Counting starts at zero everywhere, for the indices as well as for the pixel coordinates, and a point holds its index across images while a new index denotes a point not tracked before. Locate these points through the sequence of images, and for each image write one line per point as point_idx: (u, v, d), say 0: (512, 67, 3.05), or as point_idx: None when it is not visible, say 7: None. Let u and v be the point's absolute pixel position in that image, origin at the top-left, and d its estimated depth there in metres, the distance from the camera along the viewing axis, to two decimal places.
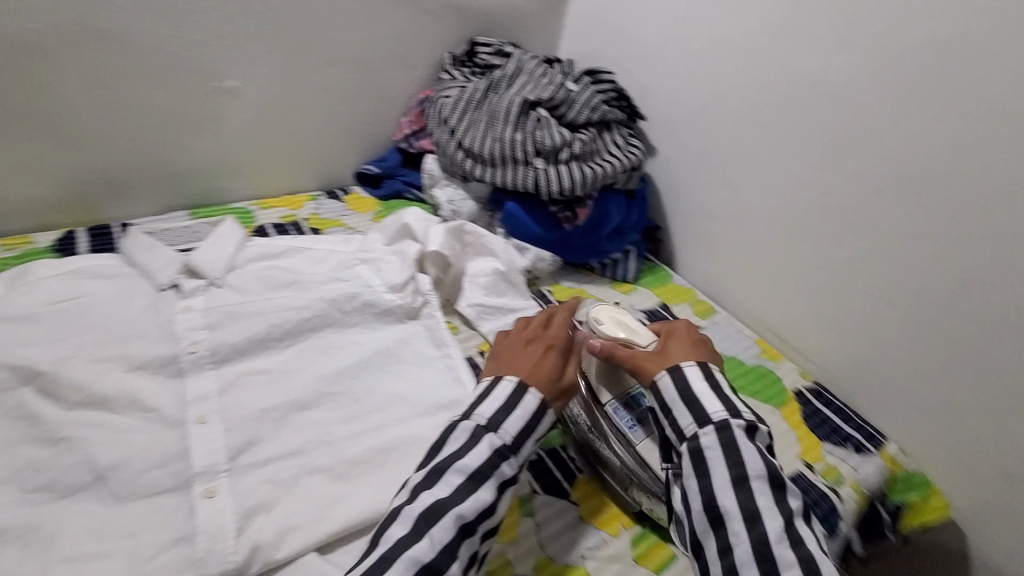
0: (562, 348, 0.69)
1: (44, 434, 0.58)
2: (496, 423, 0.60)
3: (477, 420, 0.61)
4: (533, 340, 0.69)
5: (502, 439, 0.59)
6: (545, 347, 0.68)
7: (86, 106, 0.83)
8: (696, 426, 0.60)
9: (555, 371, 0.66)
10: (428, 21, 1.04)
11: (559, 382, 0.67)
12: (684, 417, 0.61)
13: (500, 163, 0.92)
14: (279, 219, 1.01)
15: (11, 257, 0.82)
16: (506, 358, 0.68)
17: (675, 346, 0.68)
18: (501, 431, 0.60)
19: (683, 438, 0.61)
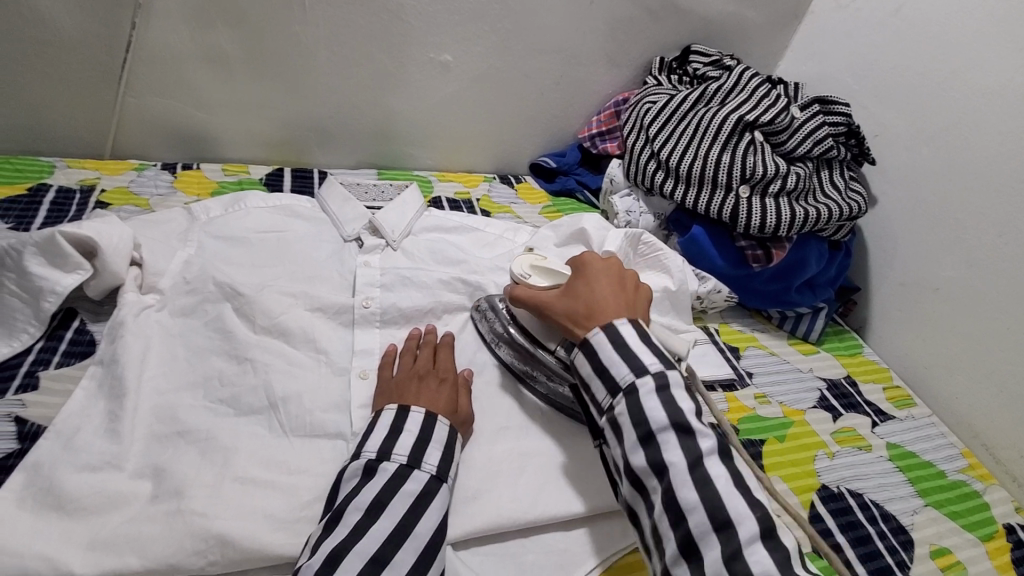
0: (457, 381, 0.62)
1: (234, 351, 0.62)
2: (385, 448, 0.52)
3: (367, 452, 0.52)
4: (404, 376, 0.60)
5: (425, 472, 0.52)
6: (427, 384, 0.60)
7: (321, 58, 0.89)
8: (632, 378, 0.52)
9: (455, 404, 0.59)
10: (646, 21, 0.99)
11: (460, 414, 0.59)
12: (618, 369, 0.53)
13: (696, 184, 0.85)
14: (454, 194, 1.01)
15: (231, 183, 0.91)
16: (393, 395, 0.58)
17: (601, 286, 0.60)
18: (394, 455, 0.52)
19: (614, 395, 0.53)
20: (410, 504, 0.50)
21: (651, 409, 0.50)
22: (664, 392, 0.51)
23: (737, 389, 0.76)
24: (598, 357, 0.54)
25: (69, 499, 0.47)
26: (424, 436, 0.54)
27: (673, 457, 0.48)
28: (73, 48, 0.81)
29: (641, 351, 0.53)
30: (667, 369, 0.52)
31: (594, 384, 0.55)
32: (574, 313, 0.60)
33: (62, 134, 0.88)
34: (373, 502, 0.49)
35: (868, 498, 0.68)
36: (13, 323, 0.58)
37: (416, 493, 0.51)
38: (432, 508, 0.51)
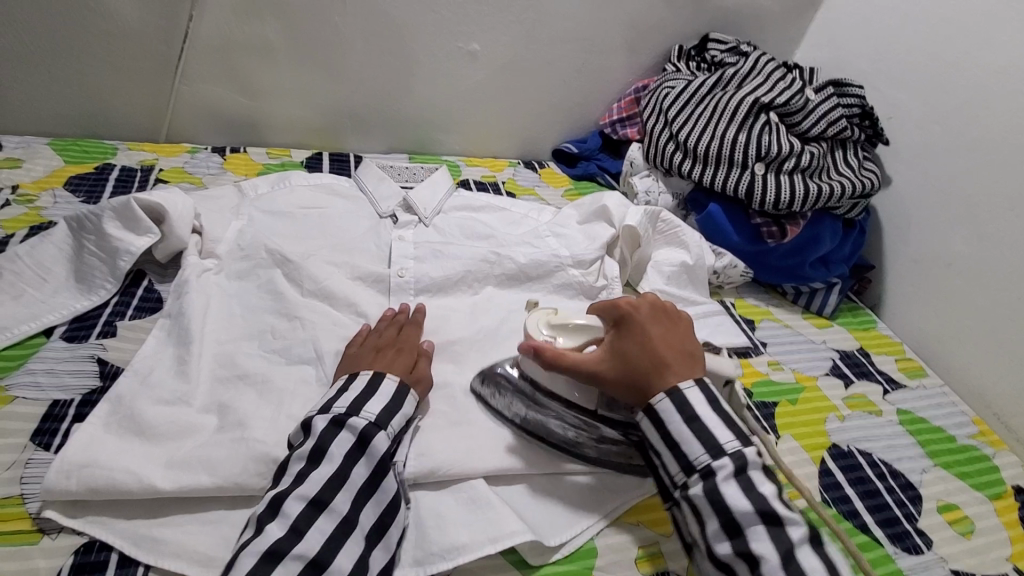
0: (412, 347, 0.63)
1: (285, 309, 0.68)
2: (328, 404, 0.53)
3: (311, 410, 0.53)
4: (363, 347, 0.61)
5: (365, 419, 0.52)
6: (382, 352, 0.60)
7: (358, 48, 0.96)
8: (709, 461, 0.51)
9: (406, 365, 0.60)
10: (666, 10, 1.03)
11: (414, 373, 0.60)
12: (692, 449, 0.52)
13: (713, 163, 0.89)
14: (480, 178, 1.07)
15: (274, 165, 0.98)
16: (352, 365, 0.60)
17: (654, 343, 0.57)
18: (334, 408, 0.53)
19: (691, 473, 0.52)
20: (348, 449, 0.50)
21: (731, 495, 0.50)
22: (741, 476, 0.51)
23: (751, 355, 0.81)
24: (668, 431, 0.53)
25: (149, 427, 0.53)
26: (369, 391, 0.55)
27: (763, 548, 0.48)
28: (135, 39, 0.88)
29: (717, 429, 0.53)
30: (744, 449, 0.52)
31: (662, 455, 0.54)
32: (631, 382, 0.56)
33: (122, 120, 0.95)
34: (315, 445, 0.50)
35: (877, 457, 0.71)
36: (92, 281, 0.65)
37: (353, 439, 0.51)
38: (369, 454, 0.51)
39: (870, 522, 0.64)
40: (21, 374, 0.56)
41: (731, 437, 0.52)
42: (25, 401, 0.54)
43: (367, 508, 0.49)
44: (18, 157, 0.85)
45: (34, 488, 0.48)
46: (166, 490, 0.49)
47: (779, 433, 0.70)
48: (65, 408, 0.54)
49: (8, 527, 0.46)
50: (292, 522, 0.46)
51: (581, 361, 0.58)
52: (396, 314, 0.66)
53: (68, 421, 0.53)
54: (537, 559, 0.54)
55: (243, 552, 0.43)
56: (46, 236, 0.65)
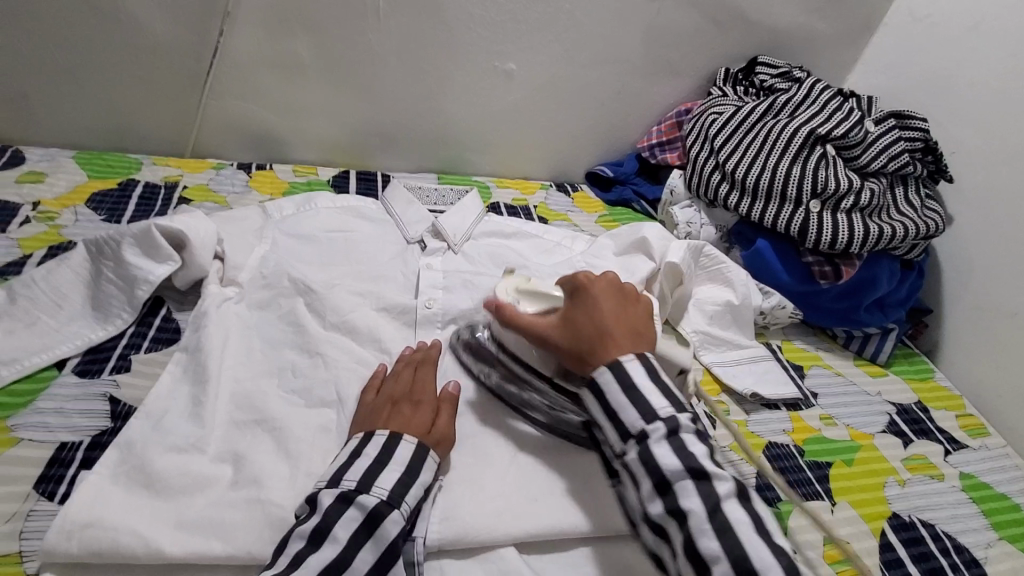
0: (433, 399, 0.58)
1: (306, 345, 0.64)
2: (337, 474, 0.49)
3: (320, 482, 0.49)
4: (378, 400, 0.56)
5: (377, 497, 0.47)
6: (400, 406, 0.56)
7: (390, 66, 0.92)
8: (643, 426, 0.49)
9: (425, 421, 0.55)
10: (712, 32, 0.98)
11: (434, 431, 0.55)
12: (628, 416, 0.50)
13: (763, 197, 0.84)
14: (512, 201, 1.02)
15: (300, 183, 0.95)
16: (367, 421, 0.55)
17: (605, 317, 0.55)
18: (343, 481, 0.48)
19: (627, 440, 0.50)
20: (354, 530, 0.46)
21: (662, 456, 0.48)
22: (675, 439, 0.48)
23: (801, 408, 0.74)
24: (607, 401, 0.51)
25: (158, 479, 0.49)
26: (383, 459, 0.50)
27: (692, 504, 0.46)
28: (165, 53, 0.86)
29: (650, 395, 0.50)
30: (677, 413, 0.50)
31: (604, 428, 0.52)
32: (577, 349, 0.54)
33: (148, 134, 0.93)
34: (317, 527, 0.45)
35: (941, 529, 0.65)
36: (109, 309, 0.62)
37: (361, 519, 0.46)
38: (377, 537, 0.46)
39: None
40: (30, 412, 0.53)
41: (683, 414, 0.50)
42: (31, 444, 0.50)
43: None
44: (42, 170, 0.83)
45: (34, 545, 0.45)
46: (173, 554, 0.45)
47: (834, 499, 0.64)
48: (72, 453, 0.51)
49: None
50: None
51: (532, 322, 0.58)
52: (415, 354, 0.62)
53: (75, 467, 0.50)
54: None
55: None
56: (64, 260, 0.63)
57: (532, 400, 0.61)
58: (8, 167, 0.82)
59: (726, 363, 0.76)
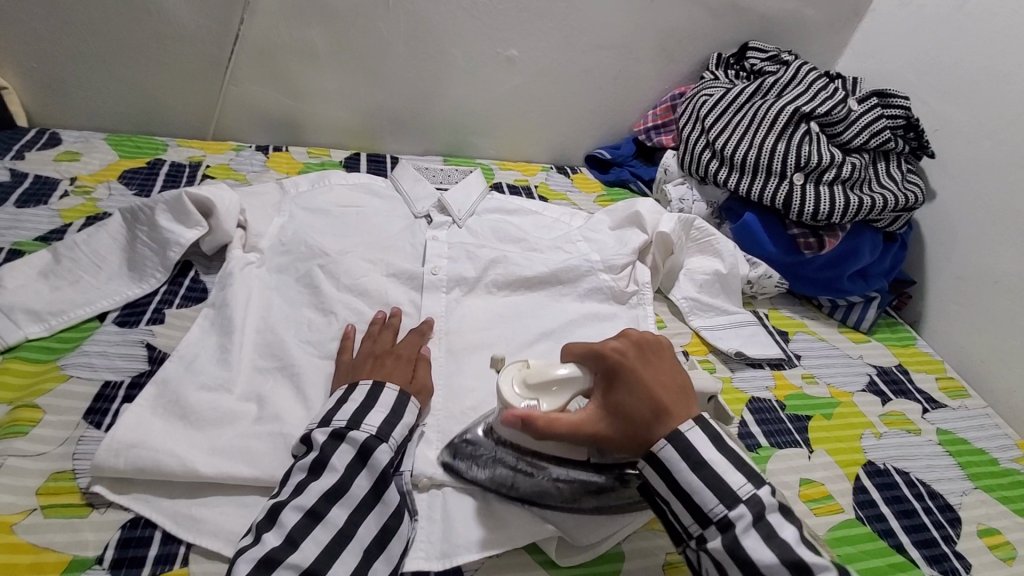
0: (409, 356, 0.62)
1: (322, 303, 0.70)
2: (327, 416, 0.53)
3: (312, 424, 0.53)
4: (360, 356, 0.61)
5: (366, 432, 0.52)
6: (381, 362, 0.60)
7: (399, 52, 0.98)
8: (725, 511, 0.47)
9: (405, 375, 0.60)
10: (705, 19, 1.03)
11: (415, 382, 0.60)
12: (707, 500, 0.47)
13: (749, 172, 0.88)
14: (514, 181, 1.08)
15: (315, 164, 1.01)
16: (350, 374, 0.59)
17: (647, 387, 0.51)
18: (334, 421, 0.53)
19: (710, 526, 0.47)
20: (349, 461, 0.51)
21: (755, 548, 0.45)
22: (762, 524, 0.46)
23: (784, 367, 0.79)
24: (677, 481, 0.48)
25: (192, 411, 0.55)
26: (368, 403, 0.54)
27: None
28: (188, 42, 0.92)
29: (730, 474, 0.47)
30: (756, 490, 0.47)
31: (673, 506, 0.49)
32: (638, 435, 0.50)
33: (172, 118, 0.99)
34: (315, 459, 0.50)
35: (915, 476, 0.69)
36: (144, 269, 0.68)
37: (354, 451, 0.51)
38: (372, 465, 0.51)
39: (905, 542, 0.62)
40: (76, 355, 0.59)
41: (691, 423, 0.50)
42: (80, 381, 0.56)
43: (369, 518, 0.50)
44: (76, 151, 0.90)
45: (85, 463, 0.50)
46: (206, 473, 0.50)
47: (811, 447, 0.69)
48: (115, 390, 0.57)
49: (60, 500, 0.48)
50: (289, 532, 0.46)
51: (574, 425, 0.50)
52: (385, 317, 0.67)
53: (118, 402, 0.56)
54: (566, 561, 0.54)
55: (238, 559, 0.44)
56: (103, 226, 0.69)
57: (580, 491, 0.54)
58: (46, 147, 0.89)
59: (714, 327, 0.81)
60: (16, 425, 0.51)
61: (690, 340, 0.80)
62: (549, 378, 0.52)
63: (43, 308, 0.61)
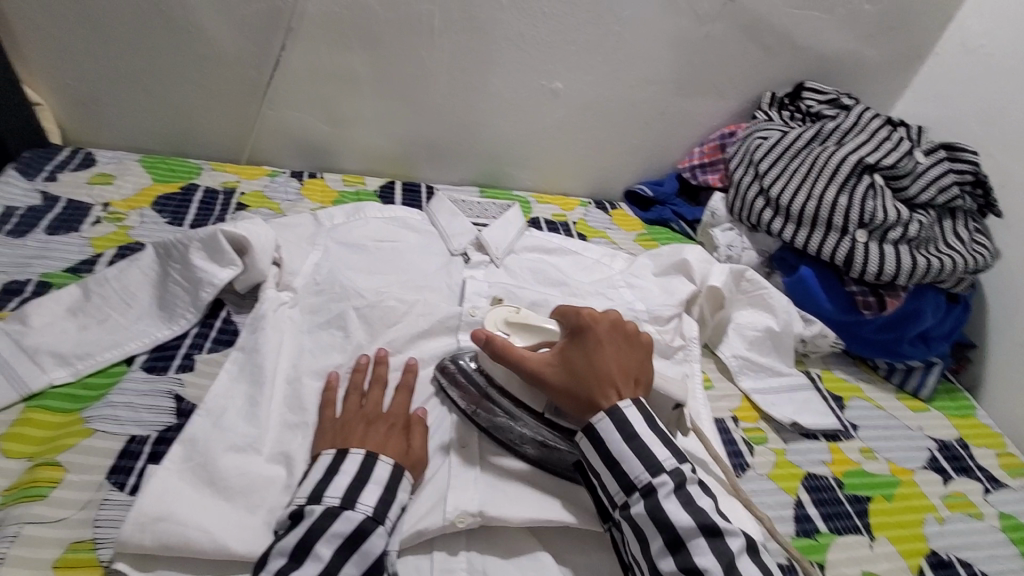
0: (401, 420, 0.58)
1: (355, 352, 0.67)
2: (317, 491, 0.49)
3: (299, 498, 0.50)
4: (348, 418, 0.57)
5: (361, 513, 0.48)
6: (374, 428, 0.56)
7: (441, 81, 0.95)
8: (649, 478, 0.51)
9: (399, 443, 0.56)
10: (759, 56, 0.99)
11: (411, 453, 0.56)
12: (632, 468, 0.51)
13: (807, 224, 0.85)
14: (552, 216, 1.04)
15: (349, 193, 0.98)
16: (338, 437, 0.55)
17: (605, 362, 0.55)
18: (325, 497, 0.49)
19: (632, 491, 0.51)
20: (337, 547, 0.47)
21: (673, 511, 0.49)
22: (682, 492, 0.50)
23: (840, 439, 0.75)
24: (608, 448, 0.52)
25: (220, 477, 0.51)
26: (361, 477, 0.51)
27: (706, 563, 0.47)
28: (229, 66, 0.90)
29: (655, 447, 0.52)
30: (681, 465, 0.52)
31: (602, 475, 0.53)
32: (578, 393, 0.54)
33: (207, 140, 0.97)
34: (297, 544, 0.46)
35: (981, 570, 0.64)
36: (174, 309, 0.65)
37: (344, 535, 0.47)
38: (360, 552, 0.47)
39: None
40: (102, 405, 0.56)
41: (667, 453, 0.52)
42: (105, 435, 0.54)
43: None
44: (110, 173, 0.88)
45: (108, 532, 0.47)
46: (234, 550, 0.47)
47: (871, 534, 0.64)
48: (141, 446, 0.54)
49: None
50: None
51: (529, 359, 0.56)
52: (375, 367, 0.63)
53: (143, 460, 0.53)
54: None
55: None
56: (134, 262, 0.66)
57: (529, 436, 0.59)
58: (80, 169, 0.87)
59: (764, 391, 0.77)
60: (35, 487, 0.49)
61: (740, 404, 0.76)
62: (530, 324, 0.62)
63: (70, 351, 0.58)
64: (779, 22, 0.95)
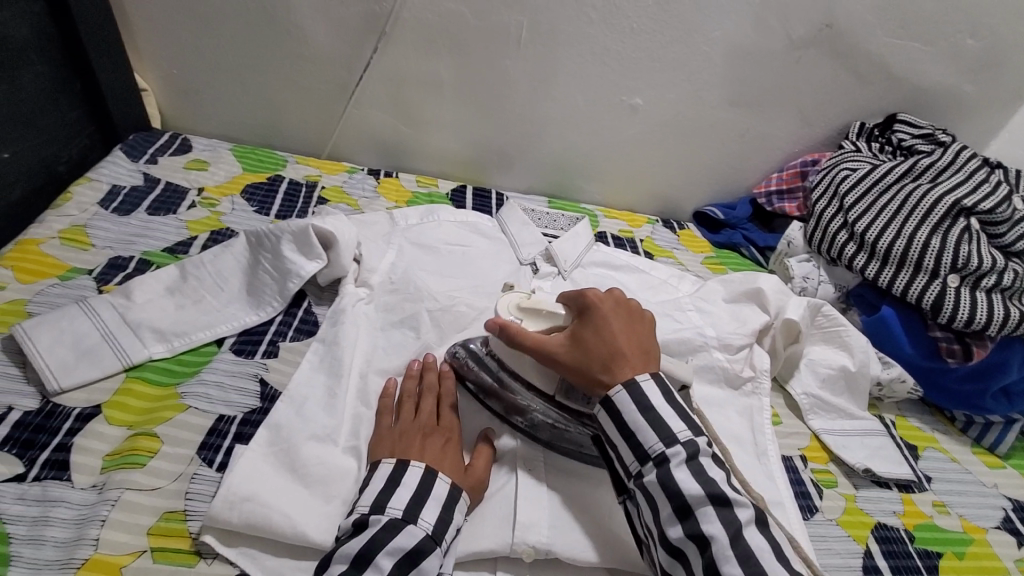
0: (455, 433, 0.58)
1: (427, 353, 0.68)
2: (379, 500, 0.49)
3: (361, 507, 0.49)
4: (404, 426, 0.56)
5: (422, 530, 0.48)
6: (431, 441, 0.55)
7: (522, 91, 0.96)
8: (663, 449, 0.51)
9: (457, 459, 0.55)
10: (851, 84, 0.95)
11: (467, 468, 0.56)
12: (647, 437, 0.51)
13: (894, 264, 0.82)
14: (619, 232, 1.03)
15: (422, 194, 1.00)
16: (397, 446, 0.54)
17: (615, 335, 0.56)
18: (389, 508, 0.48)
19: (646, 461, 0.51)
20: (398, 559, 0.46)
21: (683, 480, 0.50)
22: (693, 462, 0.51)
23: (913, 491, 0.71)
24: (624, 420, 0.53)
25: (300, 465, 0.53)
26: (422, 492, 0.50)
27: (713, 529, 0.47)
28: (323, 64, 0.94)
29: (671, 419, 0.52)
30: (695, 438, 0.52)
31: (618, 446, 0.53)
32: (591, 367, 0.55)
33: (293, 133, 1.01)
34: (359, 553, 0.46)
35: None
36: (261, 296, 0.68)
37: (406, 549, 0.47)
38: (418, 572, 0.46)
39: None
40: (195, 382, 0.59)
41: (683, 425, 0.52)
42: (197, 411, 0.56)
43: None
44: (205, 159, 0.93)
45: (198, 506, 0.50)
46: (311, 539, 0.49)
47: None
48: (228, 425, 0.56)
49: (170, 543, 0.47)
50: None
51: (540, 338, 0.58)
52: (423, 373, 0.62)
53: (229, 439, 0.55)
54: None
55: None
56: (229, 248, 0.69)
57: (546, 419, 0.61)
58: (177, 154, 0.92)
59: (834, 432, 0.74)
60: (135, 454, 0.52)
61: (809, 444, 0.74)
62: (540, 310, 0.63)
63: (168, 328, 0.62)
64: (877, 50, 0.92)
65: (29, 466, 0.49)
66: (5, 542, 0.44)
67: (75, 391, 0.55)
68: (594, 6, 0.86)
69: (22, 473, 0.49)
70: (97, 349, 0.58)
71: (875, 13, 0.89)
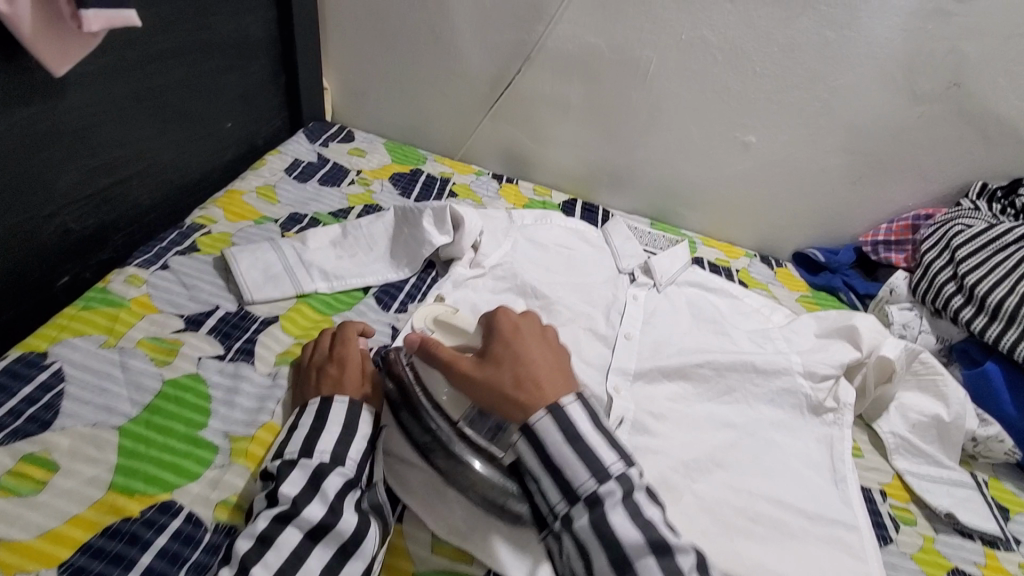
0: (348, 355, 0.62)
1: None
2: (278, 449, 0.54)
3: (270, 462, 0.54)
4: (304, 372, 0.61)
5: (320, 458, 0.53)
6: (322, 373, 0.60)
7: (640, 120, 1.05)
8: (594, 487, 0.49)
9: (355, 377, 0.60)
10: (975, 144, 0.96)
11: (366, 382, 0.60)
12: (577, 475, 0.49)
13: (1004, 319, 0.81)
14: (715, 259, 1.08)
15: (537, 201, 1.11)
16: (298, 393, 0.60)
17: (531, 355, 0.55)
18: (283, 454, 0.53)
19: (573, 501, 0.50)
20: (302, 489, 0.50)
21: (616, 523, 0.47)
22: (629, 500, 0.49)
23: (999, 547, 0.70)
24: (550, 454, 0.51)
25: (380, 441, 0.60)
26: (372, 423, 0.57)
27: None
28: (471, 80, 1.09)
29: (603, 454, 0.50)
30: (628, 472, 0.50)
31: (543, 482, 0.51)
32: (507, 390, 0.53)
33: (434, 137, 1.18)
34: (314, 470, 0.51)
35: None
36: (400, 259, 0.81)
37: (309, 473, 0.51)
38: (321, 490, 0.50)
39: None
40: (343, 317, 0.72)
41: (615, 458, 0.50)
42: None
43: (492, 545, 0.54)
44: (363, 149, 1.10)
45: None
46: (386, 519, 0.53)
47: None
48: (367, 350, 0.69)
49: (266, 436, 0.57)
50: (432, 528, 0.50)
51: (455, 357, 0.55)
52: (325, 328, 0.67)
53: None
54: None
55: None
56: (381, 218, 0.83)
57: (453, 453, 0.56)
58: (342, 142, 1.10)
59: (918, 474, 0.75)
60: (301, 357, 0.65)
61: (890, 481, 0.75)
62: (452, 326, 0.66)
63: (330, 271, 0.76)
64: (1008, 111, 0.92)
65: (227, 350, 0.64)
66: (209, 400, 0.58)
67: (260, 304, 0.70)
68: (721, 49, 0.95)
69: (222, 354, 0.63)
70: (279, 277, 0.72)
71: (1009, 77, 0.90)
